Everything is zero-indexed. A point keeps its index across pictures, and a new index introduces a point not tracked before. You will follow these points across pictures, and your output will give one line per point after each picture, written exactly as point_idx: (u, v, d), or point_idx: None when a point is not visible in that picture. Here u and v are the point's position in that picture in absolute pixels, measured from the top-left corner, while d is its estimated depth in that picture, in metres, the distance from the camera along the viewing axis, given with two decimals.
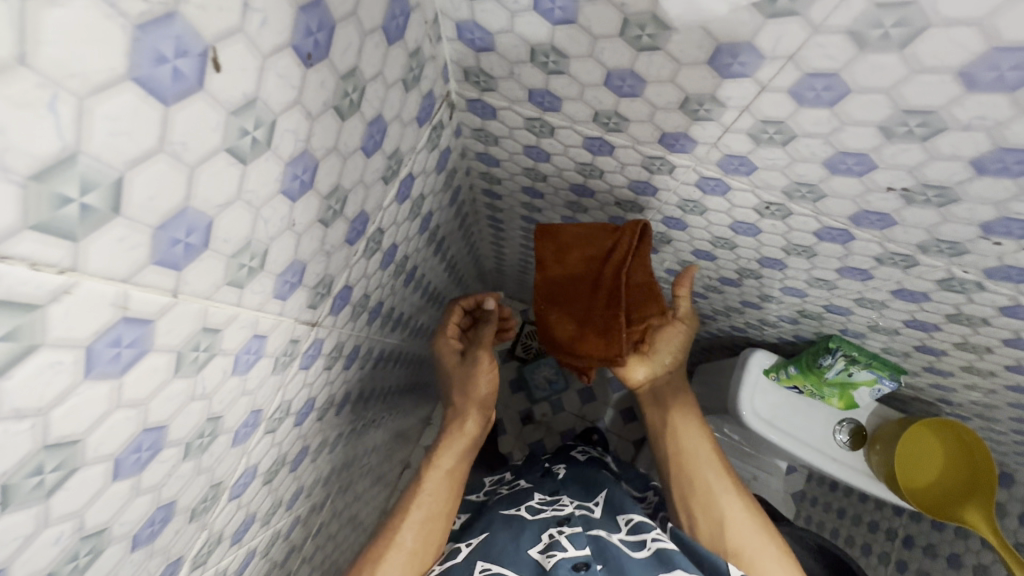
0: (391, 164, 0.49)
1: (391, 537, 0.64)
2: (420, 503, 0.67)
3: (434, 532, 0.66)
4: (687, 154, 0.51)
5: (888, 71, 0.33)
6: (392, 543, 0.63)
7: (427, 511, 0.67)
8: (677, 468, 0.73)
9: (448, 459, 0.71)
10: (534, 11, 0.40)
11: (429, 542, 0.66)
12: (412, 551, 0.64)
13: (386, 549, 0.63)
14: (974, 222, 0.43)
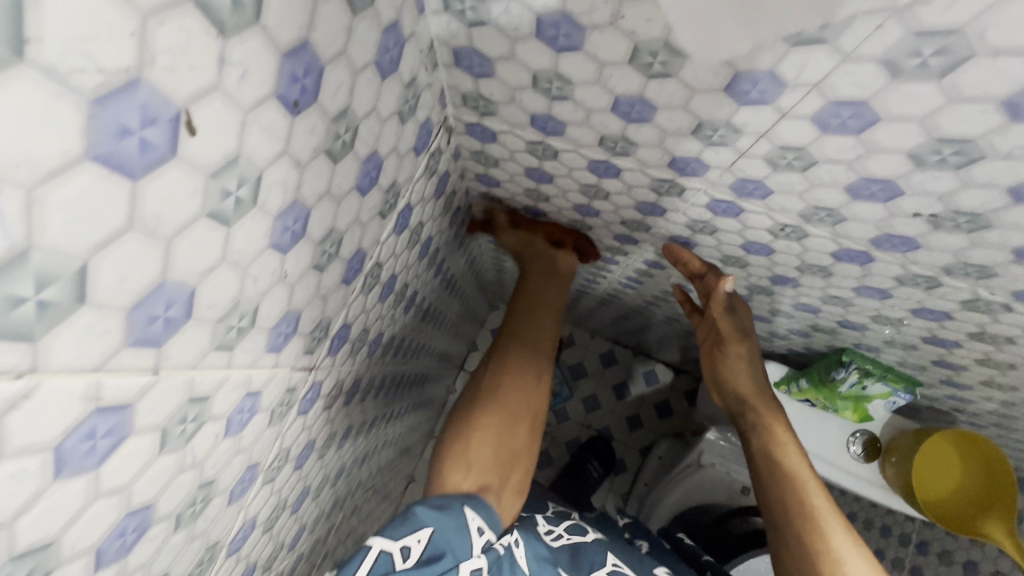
0: (388, 198, 0.47)
1: (491, 422, 0.62)
2: (519, 375, 0.66)
3: (527, 419, 0.64)
4: (699, 177, 0.49)
5: (923, 100, 0.30)
6: (491, 423, 0.62)
7: (524, 370, 0.66)
8: (785, 509, 0.64)
9: (538, 338, 0.72)
10: (536, 38, 0.37)
11: (518, 447, 0.62)
12: (509, 456, 0.61)
13: (489, 428, 0.61)
14: (1007, 247, 0.41)
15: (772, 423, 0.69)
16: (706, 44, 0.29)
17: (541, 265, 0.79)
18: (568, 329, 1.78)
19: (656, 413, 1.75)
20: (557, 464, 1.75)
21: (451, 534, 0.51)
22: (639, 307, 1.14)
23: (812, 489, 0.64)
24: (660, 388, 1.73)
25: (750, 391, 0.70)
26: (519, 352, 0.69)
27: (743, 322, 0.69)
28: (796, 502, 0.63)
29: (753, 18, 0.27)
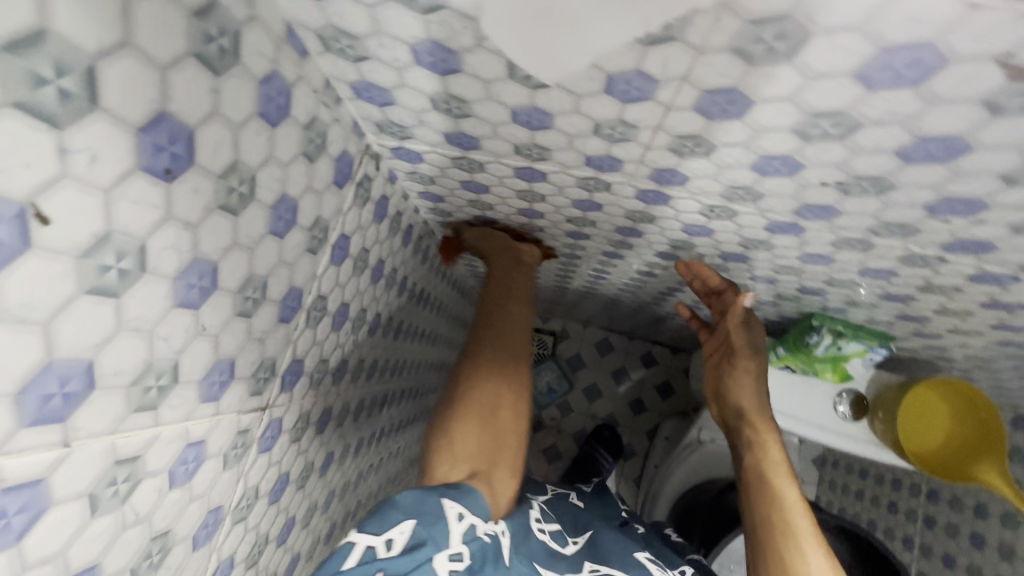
0: (315, 234, 0.48)
1: (476, 407, 0.59)
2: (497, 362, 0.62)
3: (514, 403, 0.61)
4: (617, 171, 0.49)
5: (784, 83, 0.31)
6: (478, 409, 0.59)
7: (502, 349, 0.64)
8: (768, 531, 0.60)
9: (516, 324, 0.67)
10: (418, 65, 0.38)
11: (502, 432, 0.59)
12: (501, 438, 0.59)
13: (476, 411, 0.59)
14: (917, 205, 0.41)
15: (767, 443, 0.67)
16: (545, 65, 0.31)
17: (505, 257, 0.73)
18: (560, 322, 1.80)
19: (658, 394, 1.75)
20: (567, 457, 1.75)
21: (437, 533, 0.47)
22: (617, 295, 1.15)
23: (796, 507, 0.60)
24: (658, 369, 1.75)
25: (752, 405, 0.70)
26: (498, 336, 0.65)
27: (756, 339, 0.72)
28: (779, 522, 0.60)
29: (576, 38, 0.29)
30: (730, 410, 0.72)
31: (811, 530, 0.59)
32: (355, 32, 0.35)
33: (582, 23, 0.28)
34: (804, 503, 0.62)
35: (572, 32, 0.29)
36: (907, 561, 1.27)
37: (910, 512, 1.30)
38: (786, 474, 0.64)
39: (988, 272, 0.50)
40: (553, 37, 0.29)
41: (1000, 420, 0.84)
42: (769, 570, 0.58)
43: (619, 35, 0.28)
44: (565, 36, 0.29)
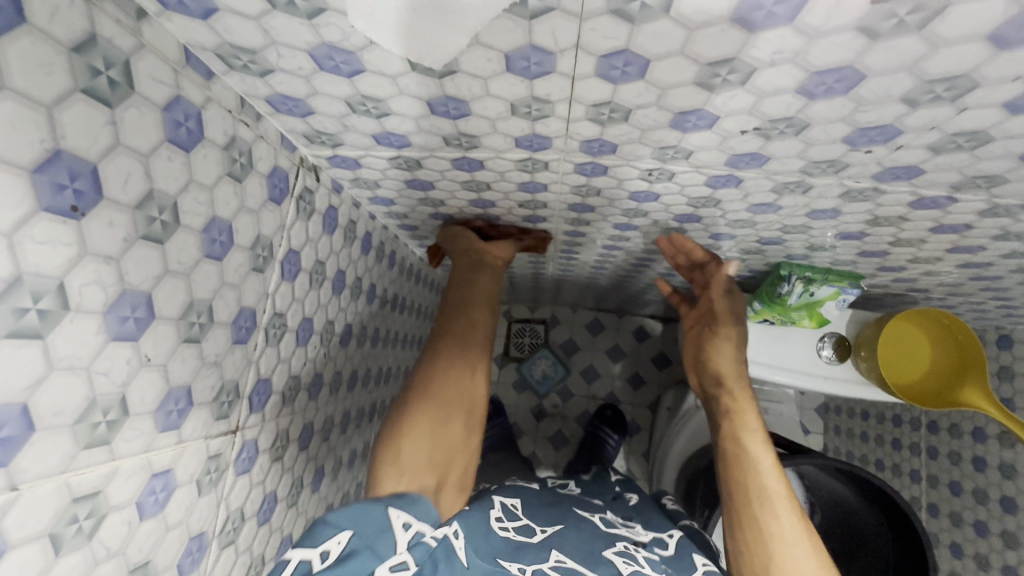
0: (259, 252, 0.49)
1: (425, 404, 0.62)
2: (456, 364, 0.65)
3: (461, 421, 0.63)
4: (547, 149, 0.50)
5: (669, 39, 0.32)
6: (427, 405, 0.62)
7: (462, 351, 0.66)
8: (742, 496, 0.64)
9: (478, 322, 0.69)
10: (323, 70, 0.38)
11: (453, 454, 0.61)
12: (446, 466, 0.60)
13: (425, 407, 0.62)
14: (836, 139, 0.42)
15: (744, 410, 0.69)
16: (424, 50, 0.34)
17: (468, 260, 0.73)
18: (550, 310, 1.82)
19: (655, 366, 1.77)
20: (574, 441, 1.75)
21: (369, 542, 0.45)
22: (594, 274, 1.15)
23: (769, 473, 0.64)
24: (652, 341, 1.77)
25: (732, 372, 0.72)
26: (458, 331, 0.67)
27: (738, 308, 0.74)
28: (754, 488, 0.64)
29: (451, 17, 0.30)
30: (708, 376, 0.74)
31: (783, 494, 0.63)
32: (251, 47, 0.35)
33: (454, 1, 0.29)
34: (776, 468, 0.65)
35: (446, 12, 0.30)
36: (916, 494, 1.29)
37: (913, 446, 1.31)
38: (761, 442, 0.67)
39: (926, 197, 0.50)
40: (428, 19, 0.31)
41: (981, 345, 0.84)
42: (742, 532, 0.63)
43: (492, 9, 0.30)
44: (440, 15, 0.30)
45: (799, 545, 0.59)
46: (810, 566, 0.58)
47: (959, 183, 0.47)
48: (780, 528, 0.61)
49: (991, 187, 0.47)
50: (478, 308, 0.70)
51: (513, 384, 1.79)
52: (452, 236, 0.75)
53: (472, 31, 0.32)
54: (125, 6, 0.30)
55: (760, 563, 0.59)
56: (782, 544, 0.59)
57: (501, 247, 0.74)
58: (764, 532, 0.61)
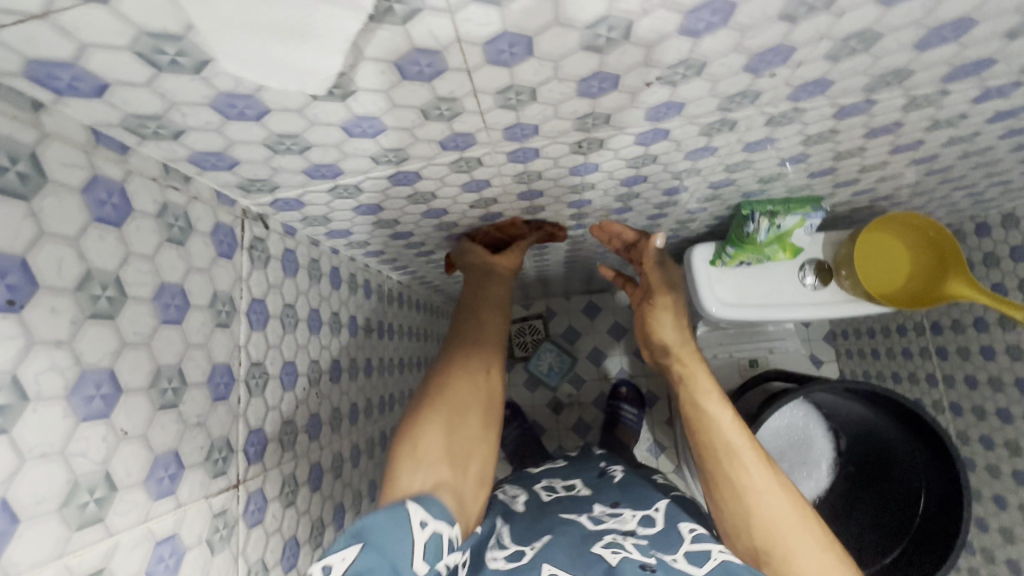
0: (220, 308, 0.49)
1: (445, 403, 0.62)
2: (470, 394, 0.65)
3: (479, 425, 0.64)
4: (474, 145, 0.51)
5: (540, 14, 0.33)
6: (447, 397, 0.63)
7: (472, 387, 0.65)
8: (711, 457, 0.67)
9: (484, 361, 0.68)
10: (230, 120, 0.39)
11: (467, 446, 0.61)
12: (459, 463, 0.60)
13: (445, 402, 0.63)
14: (738, 70, 0.43)
15: (695, 374, 0.72)
16: (300, 77, 0.33)
17: (479, 273, 0.77)
18: (544, 303, 1.83)
19: None
20: (596, 425, 1.75)
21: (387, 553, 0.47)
22: (572, 257, 1.16)
23: (729, 429, 0.67)
24: None
25: (675, 340, 0.75)
26: (466, 363, 0.67)
27: (672, 277, 0.78)
28: (721, 446, 0.66)
29: (318, 43, 0.30)
30: (658, 349, 0.77)
31: (747, 446, 0.65)
32: (154, 113, 0.37)
33: (310, 27, 0.29)
34: (736, 422, 0.67)
35: (312, 35, 0.30)
36: (937, 397, 1.28)
37: (923, 351, 1.31)
38: (717, 399, 0.69)
39: (846, 105, 0.51)
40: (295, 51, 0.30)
41: (936, 245, 0.88)
42: (721, 495, 0.64)
43: (355, 20, 0.29)
44: (307, 43, 0.30)
45: (770, 490, 0.61)
46: (783, 508, 0.60)
47: (871, 84, 0.48)
48: (751, 478, 0.62)
49: (903, 81, 0.48)
50: (487, 329, 0.72)
51: (525, 384, 1.80)
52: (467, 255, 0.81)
53: (342, 47, 0.31)
54: (18, 102, 0.32)
55: (741, 516, 0.62)
56: (759, 491, 0.61)
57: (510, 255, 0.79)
58: (738, 486, 0.63)
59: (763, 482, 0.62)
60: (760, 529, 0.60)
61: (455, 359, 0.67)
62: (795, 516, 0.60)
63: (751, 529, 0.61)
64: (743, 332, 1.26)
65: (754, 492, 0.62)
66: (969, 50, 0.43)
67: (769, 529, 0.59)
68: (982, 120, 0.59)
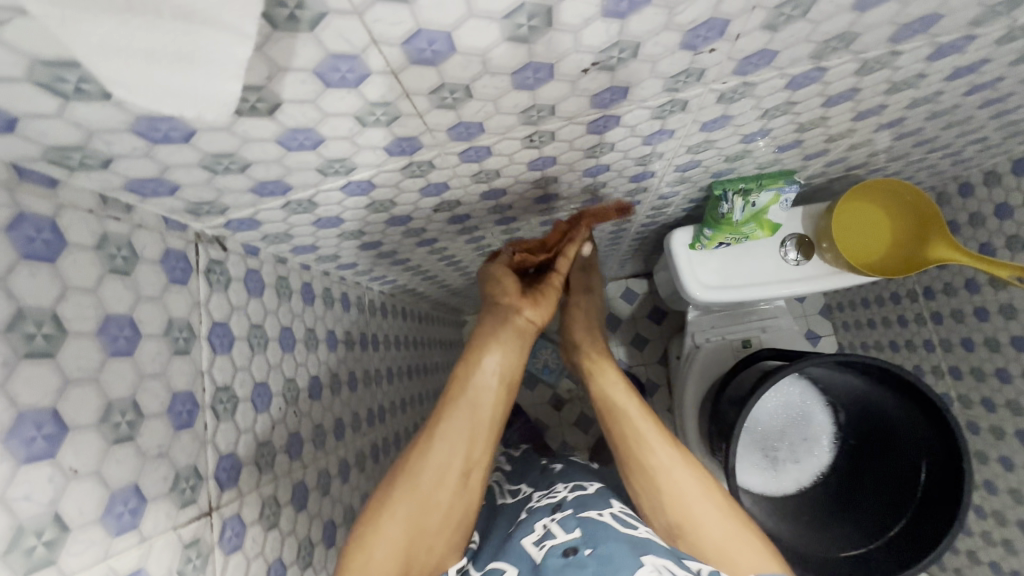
0: (178, 335, 0.49)
1: (411, 498, 0.56)
2: (442, 484, 0.57)
3: (447, 522, 0.57)
4: (421, 149, 0.50)
5: (451, 7, 0.32)
6: (409, 495, 0.56)
7: (449, 477, 0.58)
8: (622, 444, 0.66)
9: (468, 441, 0.59)
10: (158, 144, 0.38)
11: (427, 540, 0.56)
12: (417, 556, 0.55)
13: (407, 499, 0.56)
14: (675, 48, 0.42)
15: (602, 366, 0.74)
16: (199, 110, 0.30)
17: (494, 321, 0.67)
18: None
19: (652, 322, 1.76)
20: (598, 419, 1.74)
21: None
22: None
23: (636, 415, 0.66)
24: (642, 300, 1.77)
25: (582, 337, 0.82)
26: (446, 449, 0.58)
27: (590, 280, 0.87)
28: (626, 431, 0.66)
29: (205, 69, 0.28)
30: (572, 346, 0.82)
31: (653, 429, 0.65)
32: (75, 143, 0.36)
33: (201, 54, 0.27)
34: (643, 409, 0.67)
35: (202, 64, 0.27)
36: (936, 362, 1.27)
37: (919, 317, 1.30)
38: (623, 389, 0.70)
39: (797, 75, 0.50)
40: (188, 80, 0.28)
41: (902, 203, 0.88)
42: (633, 479, 0.64)
43: (244, 46, 0.27)
44: (193, 70, 0.27)
45: (678, 467, 0.62)
46: (689, 482, 0.61)
47: (817, 51, 0.47)
48: (662, 457, 0.63)
49: (850, 45, 0.46)
50: (489, 401, 0.61)
51: (524, 383, 1.78)
52: (490, 275, 0.75)
53: (240, 74, 0.28)
54: None
55: (653, 499, 0.62)
56: (667, 470, 0.62)
57: (539, 311, 0.69)
58: (647, 469, 0.63)
59: (670, 459, 0.63)
60: (670, 507, 0.60)
61: (430, 439, 0.59)
62: (704, 495, 0.60)
63: (665, 510, 0.61)
64: (733, 313, 1.26)
65: (663, 472, 0.62)
66: (911, 6, 0.42)
67: (679, 509, 0.60)
68: (942, 78, 0.57)
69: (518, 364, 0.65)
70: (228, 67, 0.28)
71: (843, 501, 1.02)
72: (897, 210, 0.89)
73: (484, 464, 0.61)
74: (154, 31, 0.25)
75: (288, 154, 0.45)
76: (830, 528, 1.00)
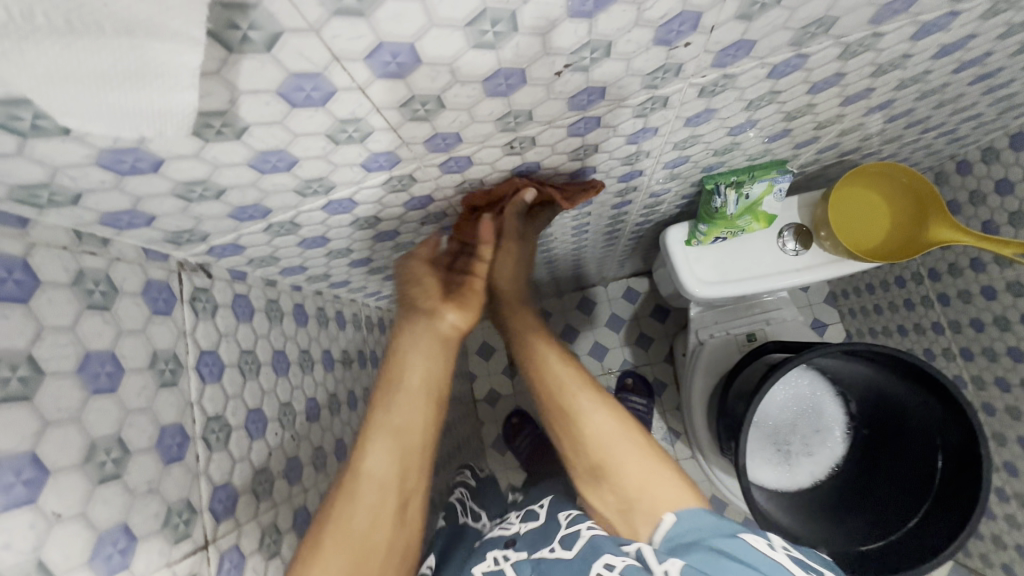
0: (164, 367, 0.48)
1: (340, 543, 0.50)
2: (377, 518, 0.52)
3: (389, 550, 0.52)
4: (399, 163, 0.49)
5: (411, 18, 0.31)
6: (341, 543, 0.50)
7: (380, 507, 0.52)
8: (548, 402, 0.65)
9: (395, 464, 0.53)
10: (127, 176, 0.38)
11: None
12: None
13: (339, 548, 0.50)
14: (649, 45, 0.41)
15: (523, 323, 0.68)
16: (160, 122, 0.29)
17: (419, 342, 0.58)
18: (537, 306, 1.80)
19: (656, 320, 1.74)
20: None
21: None
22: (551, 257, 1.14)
23: (558, 372, 0.65)
24: (644, 298, 1.75)
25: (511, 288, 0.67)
26: (370, 478, 0.53)
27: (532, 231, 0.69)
28: (551, 389, 0.64)
29: (163, 84, 0.27)
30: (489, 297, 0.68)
31: (574, 381, 0.64)
32: (40, 180, 0.35)
33: (149, 69, 0.25)
34: (564, 360, 0.66)
35: (152, 78, 0.26)
36: (946, 344, 1.24)
37: (925, 299, 1.28)
38: (546, 347, 0.67)
39: (777, 64, 0.49)
40: (141, 95, 0.27)
41: (903, 190, 0.87)
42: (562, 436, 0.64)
43: (196, 53, 0.26)
44: (148, 85, 0.26)
45: (599, 413, 0.63)
46: (609, 424, 0.62)
47: (796, 38, 0.45)
48: (585, 409, 0.63)
49: (829, 30, 0.45)
50: (415, 427, 0.55)
51: None
52: (411, 273, 0.65)
53: (194, 84, 0.27)
54: None
55: (577, 448, 0.63)
56: (591, 420, 0.62)
57: (462, 316, 0.61)
58: (573, 424, 0.63)
59: (593, 409, 0.63)
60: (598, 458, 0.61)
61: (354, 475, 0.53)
62: (626, 437, 0.62)
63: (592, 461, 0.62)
64: (736, 307, 1.24)
65: (585, 420, 0.62)
66: None
67: (607, 459, 0.61)
68: (928, 57, 0.56)
69: (439, 372, 0.58)
70: (178, 73, 0.26)
71: (860, 492, 0.99)
72: (896, 197, 0.87)
73: (419, 484, 0.55)
74: (101, 54, 0.24)
75: (263, 177, 0.44)
76: (847, 518, 0.98)
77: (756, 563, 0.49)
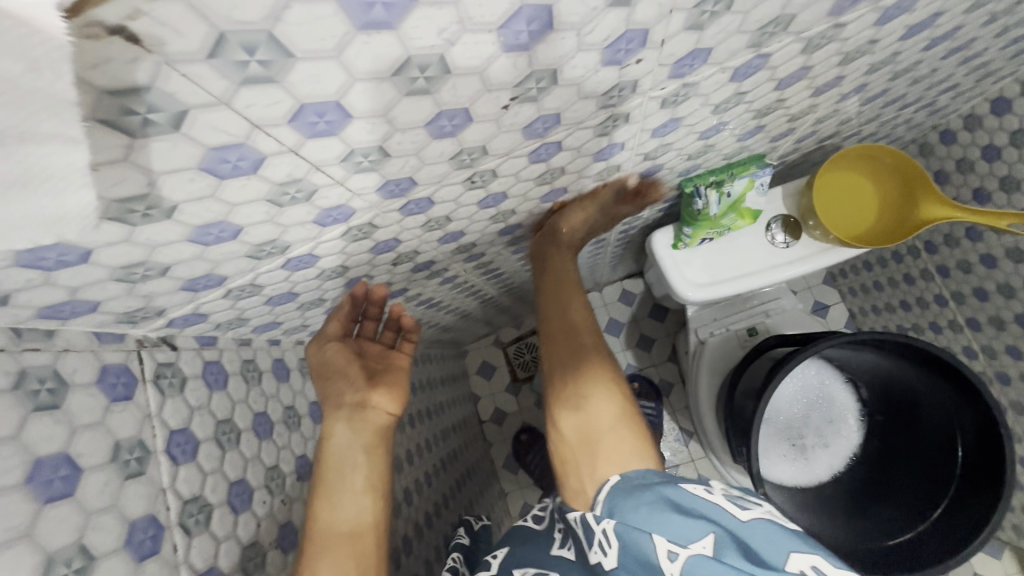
0: (129, 457, 0.46)
1: None
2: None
3: None
4: (356, 214, 0.47)
5: (330, 78, 0.29)
6: None
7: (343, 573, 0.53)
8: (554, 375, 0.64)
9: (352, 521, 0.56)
10: (55, 271, 0.35)
11: None
12: None
13: None
14: (597, 68, 0.39)
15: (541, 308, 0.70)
16: (58, 224, 0.28)
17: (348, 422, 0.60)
18: None
19: (656, 320, 1.71)
20: None
21: None
22: None
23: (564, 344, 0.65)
24: (641, 299, 1.72)
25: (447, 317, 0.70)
26: (327, 539, 0.55)
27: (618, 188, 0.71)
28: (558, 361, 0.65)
29: (53, 185, 0.26)
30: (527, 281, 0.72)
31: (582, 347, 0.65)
32: None
33: (32, 180, 0.25)
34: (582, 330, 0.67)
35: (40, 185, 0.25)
36: (952, 316, 1.21)
37: (925, 273, 1.25)
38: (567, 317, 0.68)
39: (737, 67, 0.47)
40: (32, 205, 0.26)
41: (886, 168, 0.84)
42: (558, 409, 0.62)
43: (82, 150, 0.25)
44: (36, 194, 0.26)
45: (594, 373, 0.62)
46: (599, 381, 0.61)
47: (754, 40, 0.43)
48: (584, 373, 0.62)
49: (787, 27, 0.43)
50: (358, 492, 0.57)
51: None
52: (325, 361, 0.63)
53: (87, 176, 0.27)
54: None
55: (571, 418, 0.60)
56: (580, 384, 0.61)
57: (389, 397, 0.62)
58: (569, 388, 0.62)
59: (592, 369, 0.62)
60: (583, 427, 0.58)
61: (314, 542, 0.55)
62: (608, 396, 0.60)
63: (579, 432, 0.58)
64: (733, 302, 1.21)
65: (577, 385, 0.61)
66: None
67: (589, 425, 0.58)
68: (896, 40, 0.53)
69: (374, 440, 0.61)
70: (67, 174, 0.26)
71: (879, 485, 0.96)
72: (880, 175, 0.85)
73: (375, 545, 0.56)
74: None
75: (208, 250, 0.42)
76: (872, 514, 0.93)
77: (692, 507, 0.46)
